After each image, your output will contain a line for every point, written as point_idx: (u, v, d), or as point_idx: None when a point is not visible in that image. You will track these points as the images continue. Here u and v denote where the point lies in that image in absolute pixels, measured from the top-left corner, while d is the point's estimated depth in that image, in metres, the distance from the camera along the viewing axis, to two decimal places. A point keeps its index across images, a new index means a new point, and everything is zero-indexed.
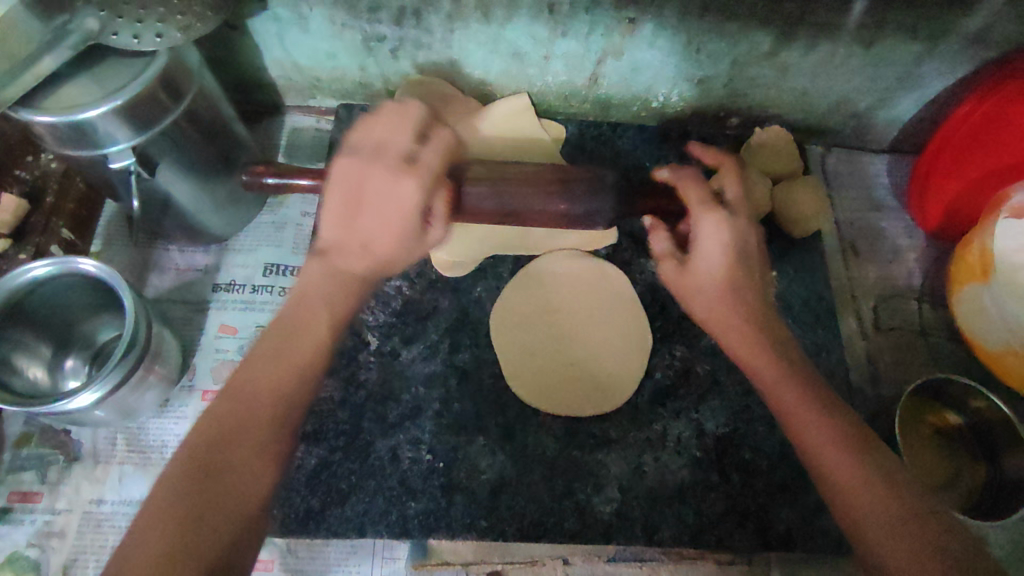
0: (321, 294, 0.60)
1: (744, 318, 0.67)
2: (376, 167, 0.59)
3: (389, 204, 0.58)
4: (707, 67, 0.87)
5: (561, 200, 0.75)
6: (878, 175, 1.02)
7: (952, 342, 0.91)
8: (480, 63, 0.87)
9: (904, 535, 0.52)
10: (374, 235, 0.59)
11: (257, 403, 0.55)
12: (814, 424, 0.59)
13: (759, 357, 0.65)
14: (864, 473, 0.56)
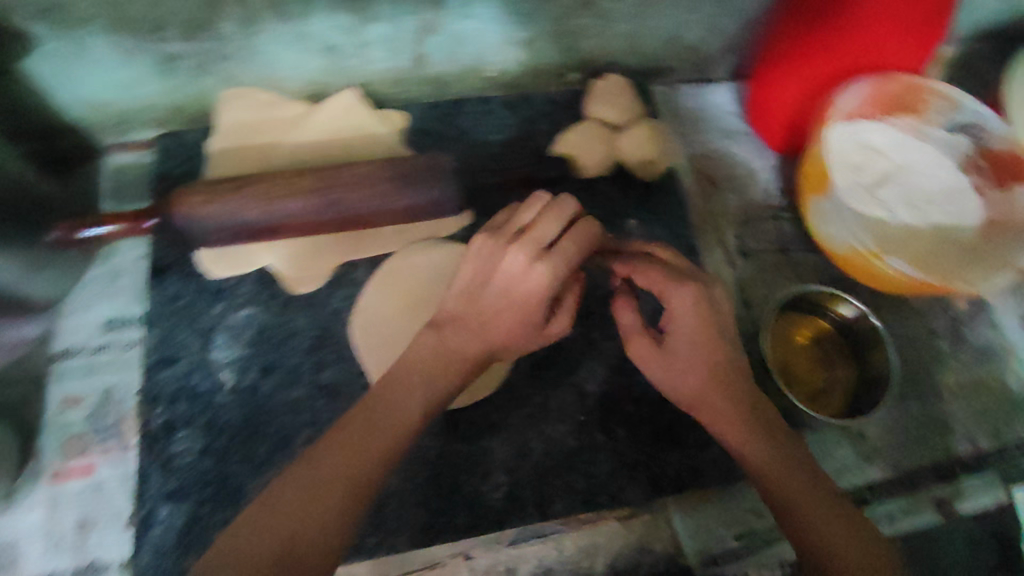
0: (432, 366, 0.62)
1: (720, 382, 0.64)
2: (510, 253, 0.60)
3: (515, 284, 0.61)
4: (529, 29, 0.84)
5: (405, 194, 0.76)
6: (723, 103, 1.04)
7: (809, 253, 0.94)
8: (294, 65, 0.82)
9: (851, 543, 0.58)
10: (506, 318, 0.62)
11: (349, 456, 0.57)
12: (779, 468, 0.61)
13: (720, 402, 0.64)
14: (815, 494, 0.61)
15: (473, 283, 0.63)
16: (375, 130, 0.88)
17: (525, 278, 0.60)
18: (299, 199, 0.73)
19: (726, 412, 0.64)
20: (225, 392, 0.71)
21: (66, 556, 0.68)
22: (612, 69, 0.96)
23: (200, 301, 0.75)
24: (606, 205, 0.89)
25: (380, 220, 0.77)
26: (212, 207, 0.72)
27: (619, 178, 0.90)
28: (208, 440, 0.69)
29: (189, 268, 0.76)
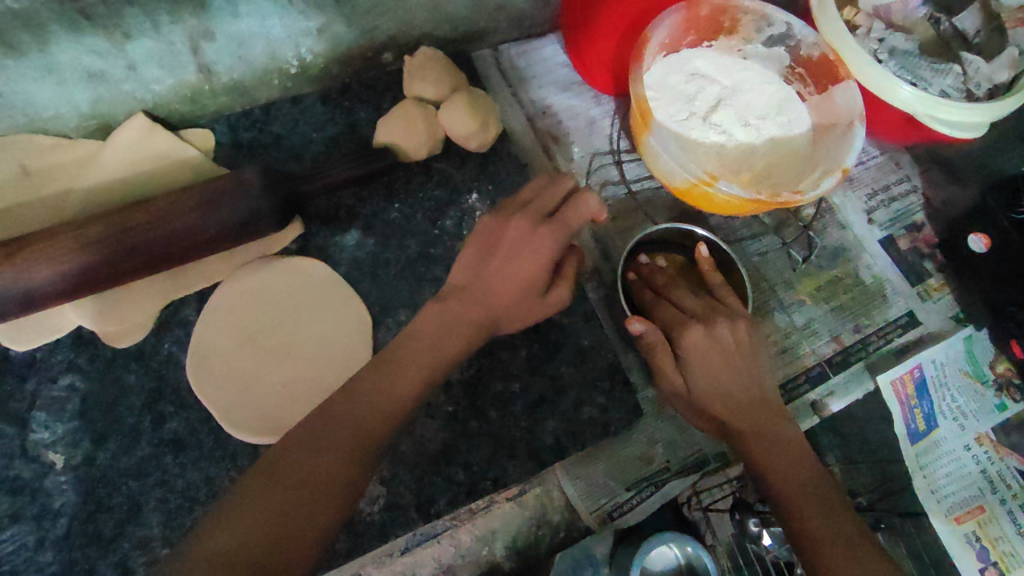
0: (418, 346, 0.65)
1: (715, 377, 0.70)
2: (517, 219, 0.68)
3: (523, 251, 0.68)
4: (316, 16, 0.79)
5: (209, 221, 0.69)
6: (551, 58, 1.02)
7: (656, 192, 0.95)
8: (62, 101, 0.74)
9: (792, 463, 0.68)
10: (500, 292, 0.68)
11: (354, 424, 0.59)
12: (743, 408, 0.69)
13: (724, 376, 0.70)
14: (771, 429, 0.69)
15: (483, 259, 0.69)
16: (180, 153, 0.82)
17: (545, 238, 0.67)
18: (91, 249, 0.65)
19: (728, 385, 0.70)
20: (56, 473, 0.65)
21: None
22: (423, 43, 0.93)
23: (8, 379, 0.68)
24: (444, 183, 0.86)
25: (193, 254, 0.70)
26: None
27: (452, 153, 0.87)
28: (45, 529, 0.64)
29: None
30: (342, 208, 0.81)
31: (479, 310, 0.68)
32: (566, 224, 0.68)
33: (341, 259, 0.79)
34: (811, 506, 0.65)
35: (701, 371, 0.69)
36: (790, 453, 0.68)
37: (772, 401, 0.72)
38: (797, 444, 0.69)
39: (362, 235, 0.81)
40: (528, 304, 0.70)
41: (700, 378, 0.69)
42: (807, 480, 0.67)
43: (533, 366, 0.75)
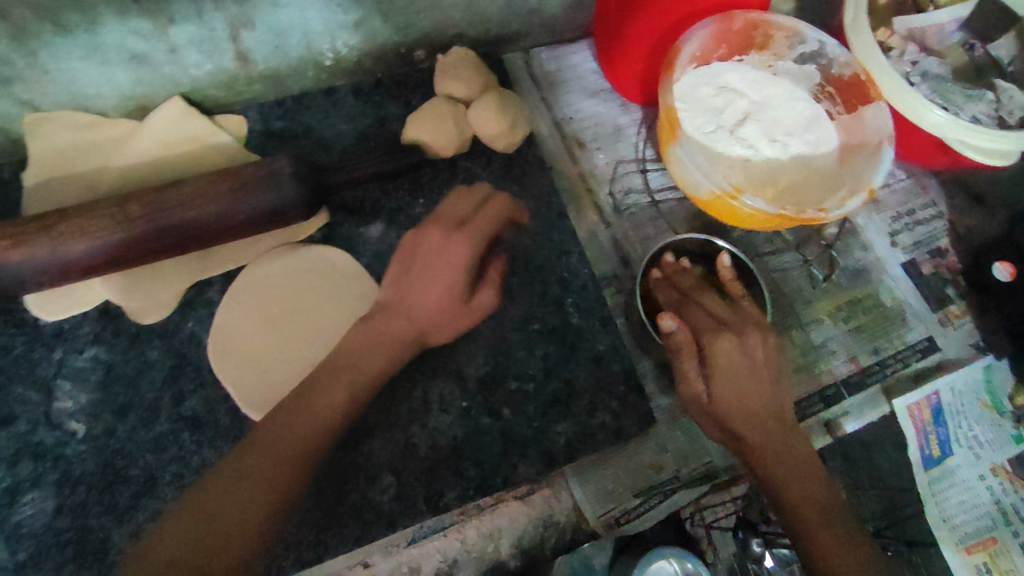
0: (351, 365, 0.66)
1: (743, 399, 0.71)
2: (428, 230, 0.69)
3: (435, 257, 0.68)
4: (353, 10, 0.80)
5: (243, 206, 0.70)
6: (581, 65, 1.02)
7: (680, 202, 0.95)
8: (104, 80, 0.76)
9: (799, 477, 0.70)
10: (420, 304, 0.68)
11: (282, 451, 0.61)
12: (752, 421, 0.71)
13: (750, 401, 0.71)
14: (777, 446, 0.71)
15: (400, 273, 0.69)
16: (212, 138, 0.83)
17: (460, 240, 0.68)
18: (121, 227, 0.66)
19: (756, 406, 0.71)
20: (76, 441, 0.66)
21: None
22: (455, 42, 0.93)
23: (36, 348, 0.69)
24: (468, 181, 0.87)
25: (221, 237, 0.71)
26: (15, 252, 0.63)
27: (478, 152, 0.88)
28: (64, 495, 0.65)
29: (18, 314, 0.70)
30: (367, 200, 0.82)
31: (404, 320, 0.68)
32: (476, 230, 0.69)
33: (364, 250, 0.80)
34: (816, 518, 0.68)
35: (731, 390, 0.71)
36: (797, 466, 0.70)
37: (780, 412, 0.73)
38: (804, 456, 0.71)
39: (386, 228, 0.82)
40: (454, 312, 0.69)
41: (726, 394, 0.70)
42: (812, 491, 0.70)
43: (548, 368, 0.76)
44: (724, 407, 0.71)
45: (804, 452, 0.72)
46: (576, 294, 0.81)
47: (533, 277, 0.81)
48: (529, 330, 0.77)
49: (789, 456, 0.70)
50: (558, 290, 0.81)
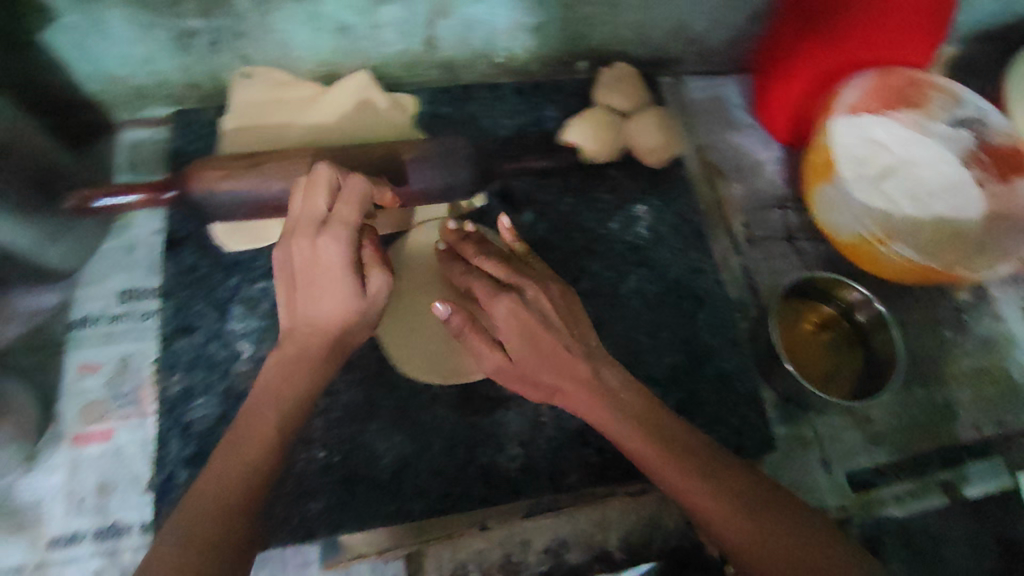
0: (304, 364, 0.61)
1: (543, 347, 0.61)
2: (297, 235, 0.61)
3: (319, 262, 0.61)
4: (539, 14, 0.84)
5: (413, 178, 0.74)
6: (730, 97, 1.03)
7: (818, 242, 0.94)
8: (308, 44, 0.82)
9: (675, 473, 0.58)
10: (322, 312, 0.61)
11: (252, 437, 0.57)
12: (550, 362, 0.62)
13: (569, 365, 0.61)
14: (624, 426, 0.60)
15: (295, 276, 0.61)
16: (388, 113, 0.87)
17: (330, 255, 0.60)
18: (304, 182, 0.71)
19: (553, 362, 0.62)
20: (241, 361, 0.72)
21: (88, 517, 0.68)
22: (619, 58, 0.96)
23: (216, 271, 0.76)
24: (615, 189, 0.87)
25: (395, 201, 0.77)
26: (226, 183, 0.70)
27: (627, 164, 0.89)
28: (228, 406, 0.70)
29: (204, 241, 0.77)
30: (520, 191, 0.85)
31: (306, 332, 0.62)
32: (346, 221, 0.61)
33: (513, 235, 0.83)
34: (734, 516, 0.56)
35: (549, 371, 0.62)
36: (669, 459, 0.58)
37: (634, 401, 0.61)
38: (691, 446, 0.60)
39: (534, 218, 0.84)
40: (361, 320, 0.64)
41: (543, 359, 0.62)
42: (721, 489, 0.57)
43: (675, 376, 0.78)
44: (526, 353, 0.62)
45: (699, 458, 0.59)
46: (708, 311, 0.82)
47: (668, 287, 0.83)
48: (660, 338, 0.80)
49: (679, 455, 0.59)
50: (692, 303, 0.82)
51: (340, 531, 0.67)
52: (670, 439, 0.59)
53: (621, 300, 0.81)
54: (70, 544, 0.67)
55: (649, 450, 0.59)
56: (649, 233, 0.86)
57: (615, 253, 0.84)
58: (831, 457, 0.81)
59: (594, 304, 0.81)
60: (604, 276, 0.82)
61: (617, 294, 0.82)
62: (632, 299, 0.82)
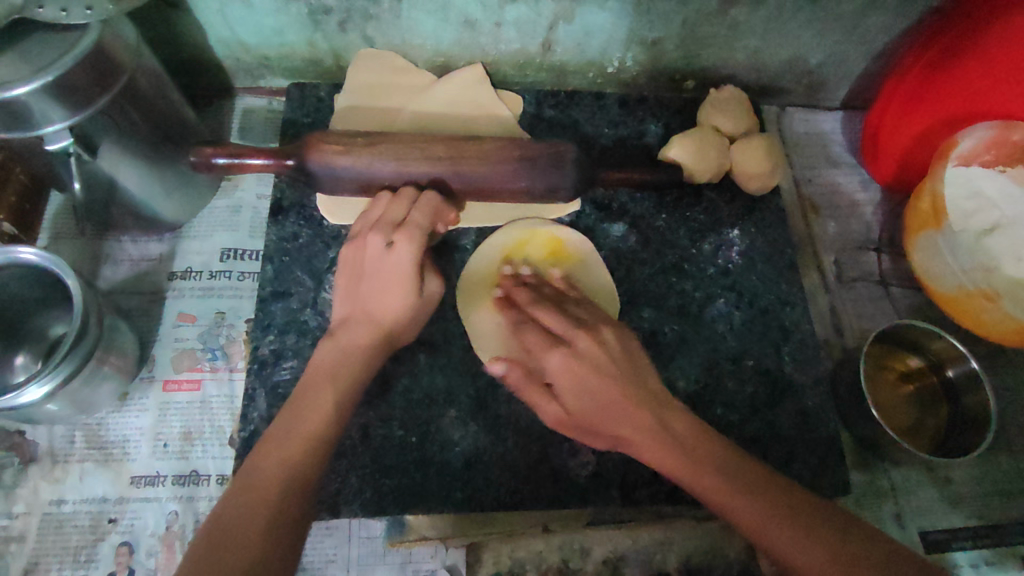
0: (359, 348, 0.64)
1: (664, 438, 0.59)
2: (371, 237, 0.66)
3: (387, 263, 0.66)
4: (659, 29, 0.84)
5: (522, 176, 0.74)
6: (832, 133, 0.99)
7: (911, 291, 0.91)
8: (430, 34, 0.85)
9: (717, 484, 0.56)
10: (385, 308, 0.66)
11: (316, 406, 0.58)
12: (615, 419, 0.60)
13: (624, 416, 0.60)
14: (665, 445, 0.59)
15: (356, 272, 0.67)
16: (496, 111, 0.86)
17: (401, 251, 0.65)
18: (422, 167, 0.72)
19: (628, 426, 0.60)
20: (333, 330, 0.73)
21: (169, 462, 0.72)
22: (728, 82, 0.95)
23: (317, 242, 0.78)
24: (710, 211, 0.86)
25: (496, 195, 0.77)
26: (343, 158, 0.71)
27: (725, 187, 0.88)
28: None
29: (308, 211, 0.79)
30: (615, 201, 0.86)
31: (360, 320, 0.65)
32: (419, 225, 0.67)
33: (605, 244, 0.83)
34: (789, 527, 0.52)
35: (613, 420, 0.60)
36: (712, 474, 0.56)
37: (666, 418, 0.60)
38: (733, 461, 0.58)
39: (627, 229, 0.84)
40: (415, 311, 0.68)
41: (646, 444, 0.59)
42: (771, 502, 0.54)
43: (754, 406, 0.78)
44: (591, 408, 0.61)
45: (742, 473, 0.56)
46: (793, 345, 0.81)
47: (754, 316, 0.82)
48: (742, 366, 0.80)
49: (719, 471, 0.56)
50: (778, 335, 0.82)
51: (406, 511, 0.67)
52: (709, 453, 0.58)
53: (706, 322, 0.81)
54: (150, 485, 0.70)
55: (685, 468, 0.57)
56: (741, 259, 0.85)
57: (705, 275, 0.83)
58: (904, 511, 0.79)
59: (679, 322, 0.80)
60: (690, 295, 0.82)
61: (701, 315, 0.81)
62: (717, 322, 0.81)
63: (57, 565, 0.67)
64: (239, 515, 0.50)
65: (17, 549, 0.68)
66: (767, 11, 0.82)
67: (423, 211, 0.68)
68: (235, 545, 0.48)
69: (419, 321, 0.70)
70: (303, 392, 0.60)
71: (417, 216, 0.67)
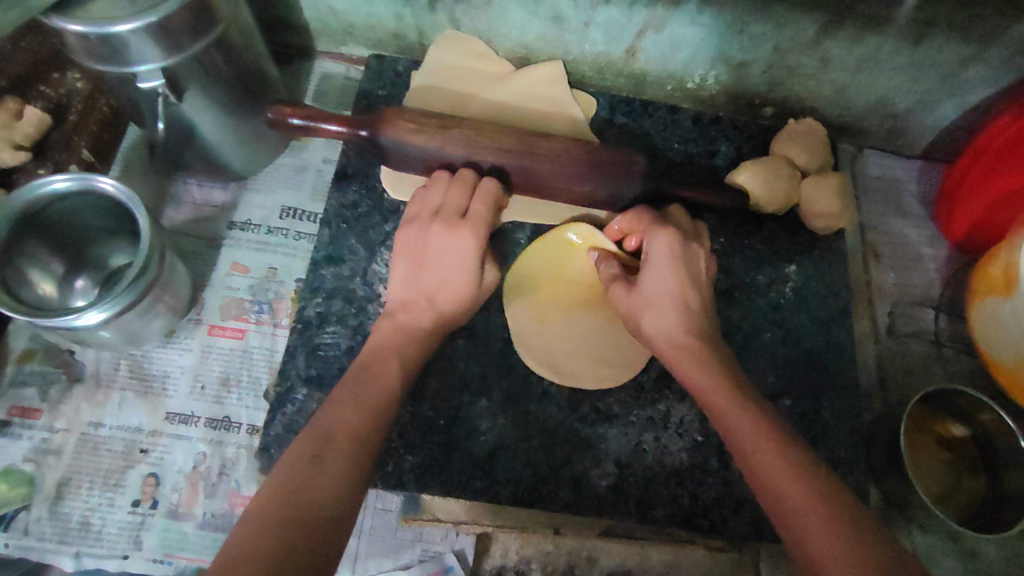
0: (411, 335, 0.66)
1: (679, 277, 0.64)
2: (434, 227, 0.68)
3: (450, 252, 0.68)
4: (748, 51, 0.83)
5: (586, 180, 0.74)
6: (908, 182, 0.96)
7: (965, 355, 0.88)
8: (517, 24, 0.84)
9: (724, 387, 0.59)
10: (443, 295, 0.68)
11: (331, 433, 0.57)
12: (657, 301, 0.64)
13: (688, 312, 0.64)
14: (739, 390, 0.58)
15: (415, 258, 0.69)
16: (568, 109, 0.86)
17: (464, 244, 0.67)
18: (485, 155, 0.72)
19: (664, 293, 0.64)
20: (377, 303, 0.74)
21: (204, 404, 0.74)
22: (807, 114, 0.93)
23: (375, 213, 0.79)
24: (769, 242, 0.85)
25: (558, 196, 0.76)
26: (415, 137, 0.72)
27: (789, 220, 0.86)
28: (355, 340, 0.73)
29: (371, 181, 0.80)
30: None
31: (421, 307, 0.68)
32: (481, 221, 0.68)
33: None
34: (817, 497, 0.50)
35: (645, 305, 0.65)
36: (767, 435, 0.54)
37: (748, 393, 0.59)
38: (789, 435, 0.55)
39: None
40: (472, 304, 0.70)
41: (657, 262, 0.64)
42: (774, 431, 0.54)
43: None
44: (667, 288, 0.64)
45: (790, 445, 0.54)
46: (833, 390, 0.80)
47: (798, 355, 0.81)
48: (779, 403, 0.78)
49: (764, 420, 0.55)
50: (820, 378, 0.80)
51: (425, 491, 0.68)
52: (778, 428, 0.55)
53: (749, 354, 0.80)
54: (183, 423, 0.73)
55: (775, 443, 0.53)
56: (794, 296, 0.83)
57: (755, 306, 0.82)
58: None
59: None
60: (736, 324, 0.81)
61: (745, 345, 0.80)
62: (760, 354, 0.80)
63: (88, 484, 0.70)
64: (281, 502, 0.51)
65: (53, 462, 0.71)
66: (863, 48, 0.79)
67: (484, 203, 0.69)
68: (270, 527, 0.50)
69: (475, 311, 0.71)
70: (356, 379, 0.62)
71: (478, 208, 0.69)
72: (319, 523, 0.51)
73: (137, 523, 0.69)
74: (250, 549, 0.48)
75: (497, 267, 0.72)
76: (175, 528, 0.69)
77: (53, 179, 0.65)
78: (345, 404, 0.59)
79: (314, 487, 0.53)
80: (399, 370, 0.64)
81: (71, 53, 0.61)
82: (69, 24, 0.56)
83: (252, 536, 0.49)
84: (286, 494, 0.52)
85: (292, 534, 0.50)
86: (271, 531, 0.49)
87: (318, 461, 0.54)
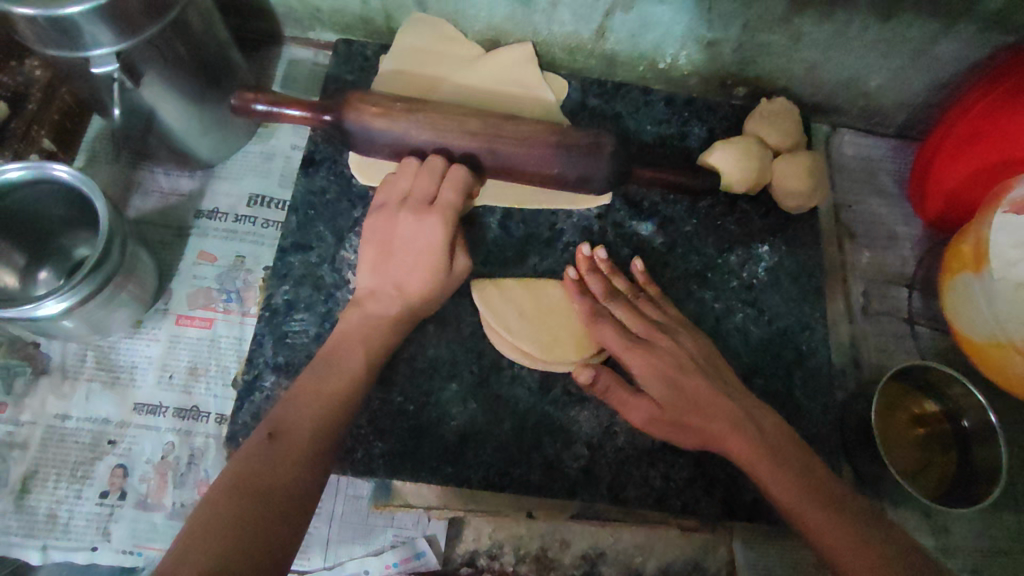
0: (379, 323, 0.66)
1: (675, 382, 0.64)
2: (401, 213, 0.68)
3: (418, 237, 0.67)
4: (718, 30, 0.82)
5: (556, 163, 0.73)
6: (882, 161, 0.96)
7: (936, 333, 0.88)
8: (484, 7, 0.83)
9: (776, 473, 0.59)
10: (411, 282, 0.67)
11: (293, 424, 0.56)
12: (699, 403, 0.63)
13: (719, 406, 0.63)
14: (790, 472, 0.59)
15: (382, 245, 0.68)
16: (538, 91, 0.85)
17: (431, 230, 0.67)
18: (452, 139, 0.72)
19: (699, 399, 0.64)
20: (347, 290, 0.74)
21: (172, 394, 0.73)
22: (779, 95, 0.93)
23: (344, 199, 0.78)
24: (742, 223, 0.84)
25: (529, 180, 0.75)
26: (381, 121, 0.71)
27: (762, 201, 0.85)
28: (323, 327, 0.72)
29: (339, 167, 0.80)
30: (647, 200, 0.84)
31: (389, 294, 0.67)
32: (449, 205, 0.68)
33: (630, 242, 0.82)
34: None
35: (701, 414, 0.63)
36: (848, 528, 0.55)
37: (801, 470, 0.60)
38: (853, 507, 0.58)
39: (655, 230, 0.83)
40: (442, 290, 0.69)
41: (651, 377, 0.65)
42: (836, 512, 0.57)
43: None
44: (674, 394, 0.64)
45: (855, 525, 0.56)
46: (806, 369, 0.80)
47: (771, 336, 0.81)
48: (752, 383, 0.78)
49: (840, 516, 0.56)
50: (792, 357, 0.80)
51: (396, 477, 0.68)
52: (848, 509, 0.57)
53: (722, 335, 0.80)
54: (151, 414, 0.72)
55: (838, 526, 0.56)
56: (767, 276, 0.83)
57: (727, 287, 0.82)
58: None
59: None
60: (709, 306, 0.81)
61: (717, 327, 0.80)
62: (732, 335, 0.80)
63: (55, 476, 0.70)
64: (237, 490, 0.51)
65: (19, 454, 0.70)
66: (833, 25, 0.79)
67: (453, 187, 0.68)
68: (226, 516, 0.49)
69: (444, 297, 0.71)
70: (319, 370, 0.61)
71: (446, 191, 0.68)
72: (277, 516, 0.51)
73: (105, 515, 0.69)
74: (207, 542, 0.48)
75: (467, 253, 0.71)
76: (144, 519, 0.69)
77: (8, 168, 0.64)
78: (307, 395, 0.59)
79: (271, 477, 0.52)
80: (369, 354, 0.64)
81: (22, 38, 0.60)
82: (16, 7, 0.55)
83: (207, 527, 0.48)
84: (243, 485, 0.51)
85: (249, 525, 0.49)
86: (227, 523, 0.49)
87: (276, 454, 0.54)
